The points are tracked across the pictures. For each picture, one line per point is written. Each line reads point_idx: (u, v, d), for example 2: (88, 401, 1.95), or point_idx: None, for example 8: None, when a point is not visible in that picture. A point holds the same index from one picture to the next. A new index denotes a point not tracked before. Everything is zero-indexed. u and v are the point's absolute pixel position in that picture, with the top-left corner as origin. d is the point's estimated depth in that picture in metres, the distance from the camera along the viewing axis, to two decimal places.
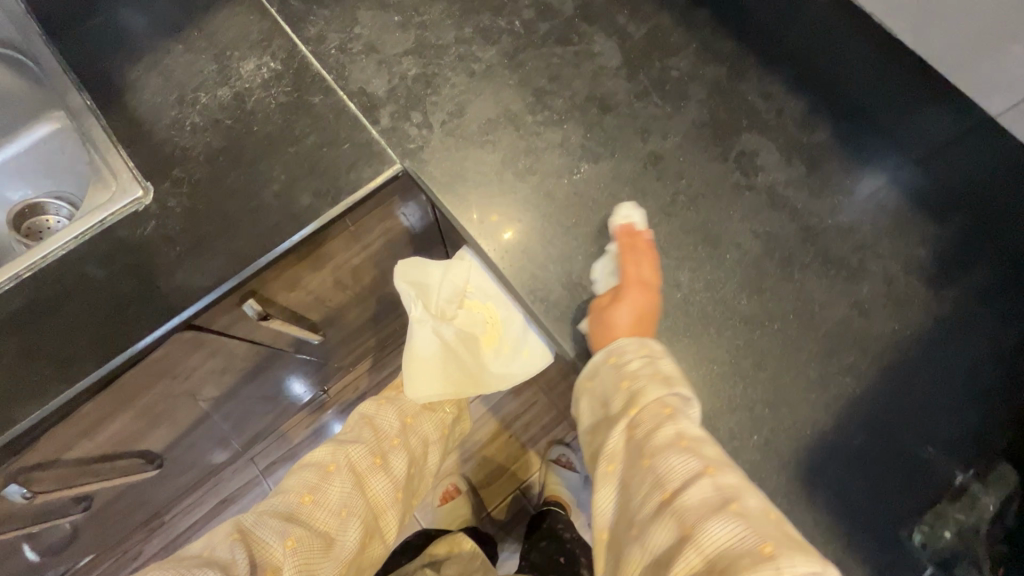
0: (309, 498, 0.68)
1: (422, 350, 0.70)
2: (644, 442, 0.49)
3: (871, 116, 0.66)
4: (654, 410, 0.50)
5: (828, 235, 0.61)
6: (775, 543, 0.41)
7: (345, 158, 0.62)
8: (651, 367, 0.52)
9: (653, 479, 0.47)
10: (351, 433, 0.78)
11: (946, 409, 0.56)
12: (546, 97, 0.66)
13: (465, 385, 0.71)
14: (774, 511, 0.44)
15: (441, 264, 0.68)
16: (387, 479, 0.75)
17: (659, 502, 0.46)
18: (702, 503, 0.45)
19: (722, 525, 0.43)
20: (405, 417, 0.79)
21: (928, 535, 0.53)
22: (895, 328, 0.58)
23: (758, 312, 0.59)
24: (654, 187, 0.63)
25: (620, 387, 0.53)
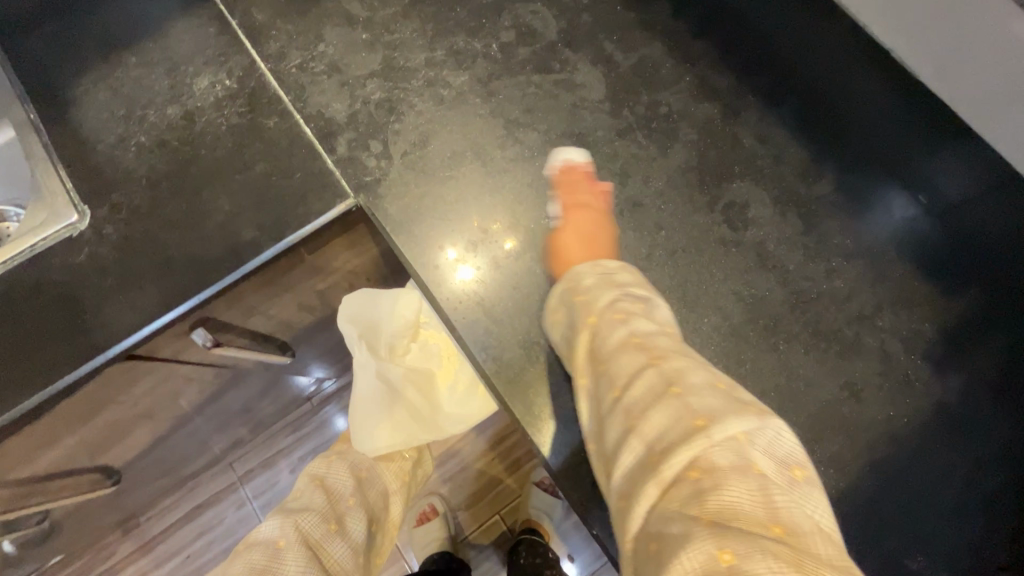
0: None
1: (367, 393, 0.66)
2: (598, 347, 0.45)
3: (882, 166, 0.59)
4: (607, 312, 0.47)
5: (821, 304, 0.55)
6: (714, 415, 0.37)
7: (294, 189, 0.57)
8: (617, 292, 0.49)
9: (605, 381, 0.44)
10: (299, 500, 0.74)
11: (942, 515, 0.50)
12: (519, 130, 0.60)
13: (416, 431, 0.68)
14: (722, 385, 0.41)
15: (390, 295, 0.67)
16: (346, 545, 0.70)
17: (609, 404, 0.43)
18: (644, 393, 0.41)
19: (663, 409, 0.39)
20: (360, 470, 0.78)
21: None
22: (888, 415, 0.52)
23: (735, 387, 0.53)
24: (628, 239, 0.57)
25: (580, 304, 0.49)
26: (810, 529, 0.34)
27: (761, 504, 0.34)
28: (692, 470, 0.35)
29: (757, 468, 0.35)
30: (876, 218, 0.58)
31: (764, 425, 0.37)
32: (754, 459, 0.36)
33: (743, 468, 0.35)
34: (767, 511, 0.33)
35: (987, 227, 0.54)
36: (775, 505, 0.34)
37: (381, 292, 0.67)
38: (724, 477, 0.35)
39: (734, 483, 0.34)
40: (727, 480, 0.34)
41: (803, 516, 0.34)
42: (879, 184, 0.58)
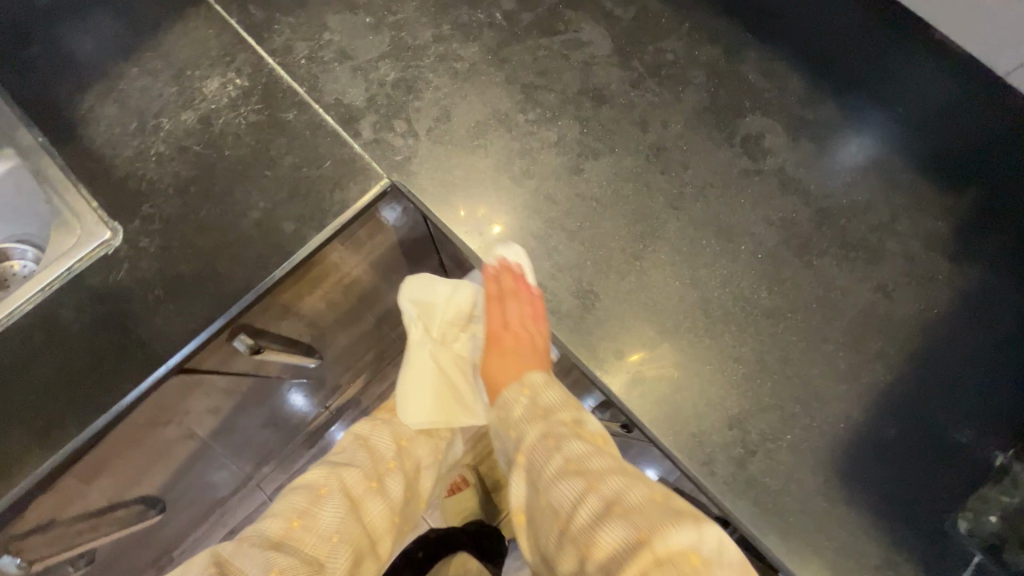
0: (298, 523, 0.62)
1: (415, 374, 0.68)
2: (538, 476, 0.52)
3: (866, 91, 0.62)
4: (539, 446, 0.53)
5: (844, 218, 0.59)
6: (653, 527, 0.44)
7: (326, 177, 0.57)
8: (531, 404, 0.55)
9: (550, 510, 0.51)
10: (343, 454, 0.71)
11: (978, 388, 0.54)
12: (536, 93, 0.61)
13: (456, 411, 0.69)
14: (659, 495, 0.48)
15: (449, 286, 0.68)
16: (384, 503, 0.69)
17: (558, 531, 0.50)
18: (590, 517, 0.48)
19: (608, 534, 0.46)
20: (400, 440, 0.73)
21: (973, 521, 0.51)
22: (919, 308, 0.56)
23: (779, 304, 0.56)
24: (658, 181, 0.59)
25: (514, 436, 0.55)
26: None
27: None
28: None
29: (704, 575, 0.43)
30: (884, 148, 0.61)
31: (705, 534, 0.44)
32: (698, 561, 0.43)
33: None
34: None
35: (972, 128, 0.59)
36: None
37: (440, 281, 0.67)
38: None
39: None
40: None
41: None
42: (882, 117, 0.62)
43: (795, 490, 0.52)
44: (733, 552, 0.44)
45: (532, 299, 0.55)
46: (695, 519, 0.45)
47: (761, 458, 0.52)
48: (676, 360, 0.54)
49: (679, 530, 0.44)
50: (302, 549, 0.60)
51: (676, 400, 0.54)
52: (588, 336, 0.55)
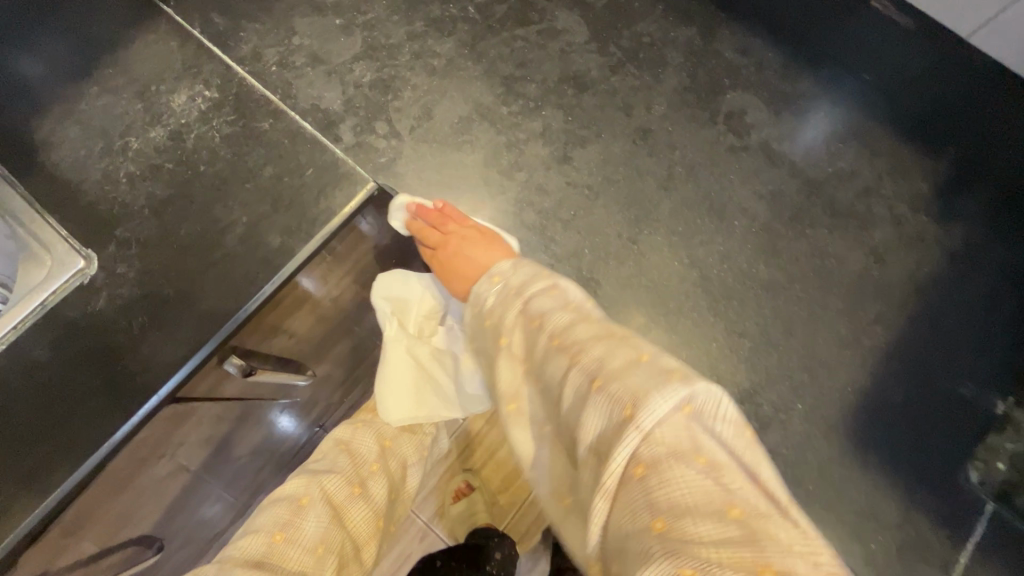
0: (281, 536, 0.65)
1: (393, 372, 0.70)
2: (530, 361, 0.42)
3: (836, 62, 0.63)
4: (517, 325, 0.44)
5: (831, 186, 0.60)
6: (637, 396, 0.34)
7: (309, 186, 0.55)
8: (504, 289, 0.46)
9: (543, 396, 0.41)
10: (324, 461, 0.76)
11: (974, 342, 0.55)
12: (516, 85, 0.61)
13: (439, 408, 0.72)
14: (647, 354, 0.37)
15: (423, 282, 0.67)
16: (368, 506, 0.74)
17: (555, 418, 0.41)
18: (572, 396, 0.38)
19: (594, 410, 0.36)
20: (383, 440, 0.78)
21: (983, 471, 0.52)
22: (912, 269, 0.57)
23: (777, 276, 0.56)
24: (648, 164, 0.59)
25: (492, 326, 0.46)
26: (765, 511, 0.31)
27: (713, 486, 0.32)
28: (637, 468, 0.33)
29: (698, 434, 0.33)
30: (862, 114, 0.62)
31: (693, 389, 0.34)
32: (687, 421, 0.34)
33: (682, 453, 0.33)
34: (722, 494, 0.31)
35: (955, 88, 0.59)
36: (727, 486, 0.32)
37: (413, 277, 0.66)
38: (669, 468, 0.32)
39: (678, 471, 0.32)
40: (669, 468, 0.32)
41: (741, 478, 0.33)
42: (854, 86, 0.63)
43: (811, 458, 0.52)
44: (731, 411, 0.35)
45: (440, 210, 0.55)
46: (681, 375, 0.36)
47: (775, 430, 0.52)
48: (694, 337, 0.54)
49: (661, 394, 0.34)
50: (291, 559, 0.63)
51: None
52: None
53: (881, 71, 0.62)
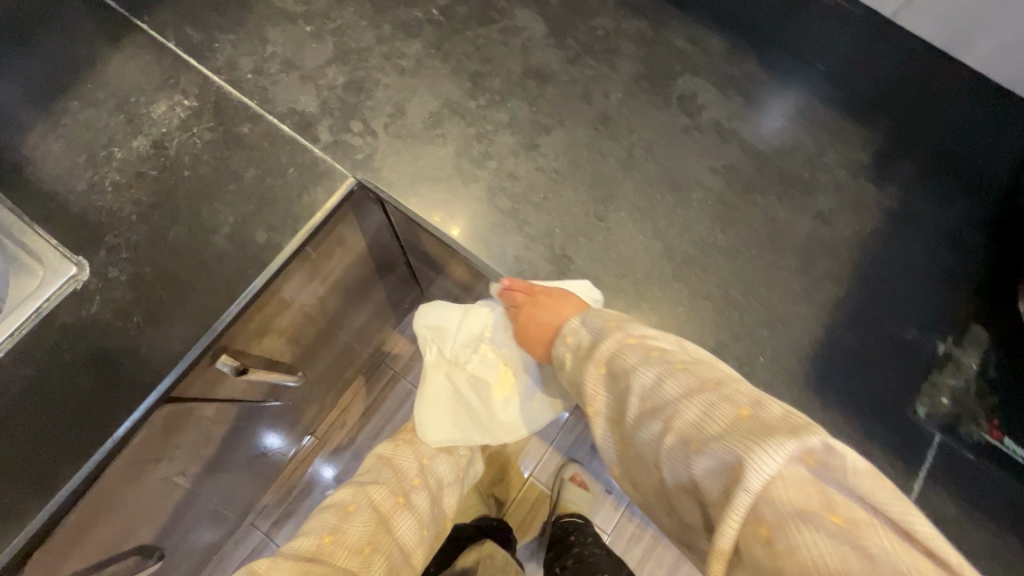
0: (329, 538, 0.76)
1: (435, 391, 0.84)
2: (626, 427, 0.46)
3: (774, 44, 0.68)
4: (608, 383, 0.47)
5: (778, 157, 0.65)
6: (741, 455, 0.35)
7: (291, 184, 0.58)
8: (579, 346, 0.50)
9: (647, 459, 0.44)
10: (370, 474, 0.89)
11: (915, 291, 0.61)
12: (482, 80, 0.64)
13: (474, 432, 0.82)
14: (746, 408, 0.38)
15: (460, 314, 0.80)
16: (414, 517, 0.83)
17: (663, 478, 0.43)
18: (678, 457, 0.40)
19: (704, 470, 0.37)
20: (423, 458, 0.88)
21: (930, 407, 0.57)
22: (855, 228, 0.63)
23: (734, 242, 0.61)
24: (610, 147, 0.63)
25: (579, 387, 0.50)
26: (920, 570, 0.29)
27: (850, 547, 0.30)
28: (762, 530, 0.33)
29: (826, 489, 0.33)
30: (802, 92, 0.68)
31: (804, 443, 0.33)
32: (808, 475, 0.33)
33: (808, 512, 0.32)
34: (860, 555, 0.30)
35: (884, 68, 0.62)
36: (868, 548, 0.30)
37: (451, 308, 0.80)
38: (795, 529, 0.32)
39: (804, 533, 0.31)
40: (794, 530, 0.32)
41: (889, 534, 0.31)
42: (789, 69, 0.68)
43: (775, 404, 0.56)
44: (863, 460, 0.33)
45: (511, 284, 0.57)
46: (791, 427, 0.35)
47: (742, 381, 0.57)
48: (661, 301, 0.59)
49: (769, 452, 0.33)
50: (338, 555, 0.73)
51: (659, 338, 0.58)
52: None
53: (817, 51, 0.66)
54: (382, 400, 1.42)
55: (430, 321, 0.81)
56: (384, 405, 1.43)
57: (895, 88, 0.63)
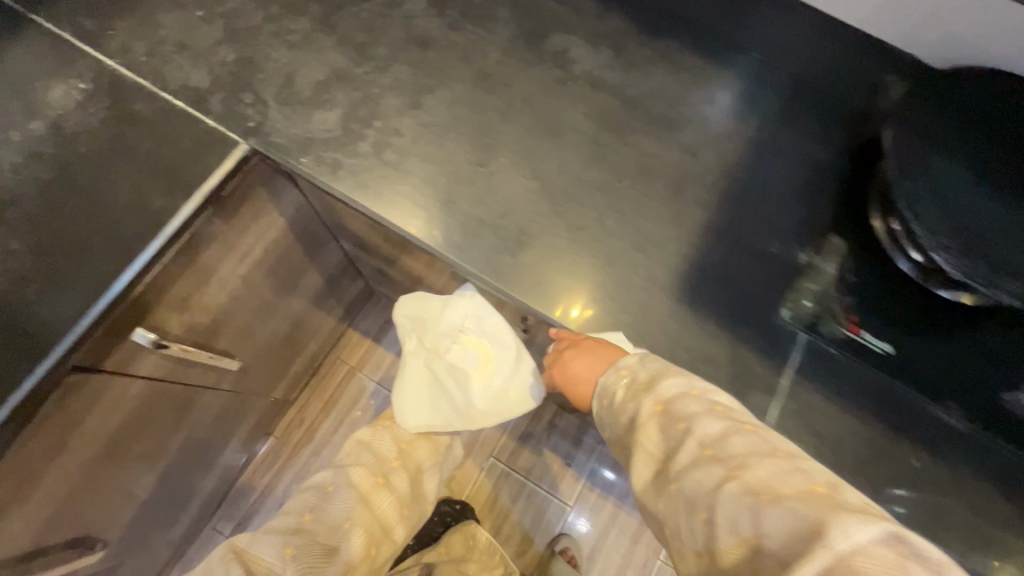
0: (308, 516, 0.93)
1: (414, 377, 0.99)
2: (671, 467, 0.51)
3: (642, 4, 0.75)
4: (664, 422, 0.53)
5: (646, 101, 0.70)
6: (822, 517, 0.38)
7: (186, 153, 0.62)
8: (632, 382, 0.57)
9: (685, 501, 0.48)
10: (352, 456, 1.04)
11: (778, 208, 0.66)
12: (367, 49, 0.69)
13: (451, 413, 0.98)
14: (821, 486, 0.42)
15: (439, 302, 0.91)
16: (391, 496, 0.98)
17: (701, 525, 0.46)
18: (738, 508, 0.44)
19: (771, 521, 0.41)
20: (402, 443, 1.04)
21: (793, 309, 0.62)
22: (720, 157, 0.68)
23: (606, 177, 0.66)
24: (488, 101, 0.68)
25: (627, 411, 0.57)
26: None
27: None
28: None
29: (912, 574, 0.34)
30: (668, 41, 0.73)
31: (894, 528, 0.36)
32: (898, 561, 0.35)
33: None
34: None
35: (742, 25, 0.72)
36: None
37: (432, 299, 0.91)
38: None
39: None
40: None
41: None
42: (659, 21, 0.74)
43: (649, 319, 0.61)
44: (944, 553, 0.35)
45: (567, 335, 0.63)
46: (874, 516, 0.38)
47: (617, 300, 0.61)
48: (543, 234, 0.63)
49: (858, 523, 0.36)
50: (316, 533, 0.88)
51: (541, 268, 0.62)
52: (451, 238, 0.62)
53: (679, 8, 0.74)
54: (339, 395, 1.45)
55: (412, 310, 0.94)
56: (342, 399, 1.45)
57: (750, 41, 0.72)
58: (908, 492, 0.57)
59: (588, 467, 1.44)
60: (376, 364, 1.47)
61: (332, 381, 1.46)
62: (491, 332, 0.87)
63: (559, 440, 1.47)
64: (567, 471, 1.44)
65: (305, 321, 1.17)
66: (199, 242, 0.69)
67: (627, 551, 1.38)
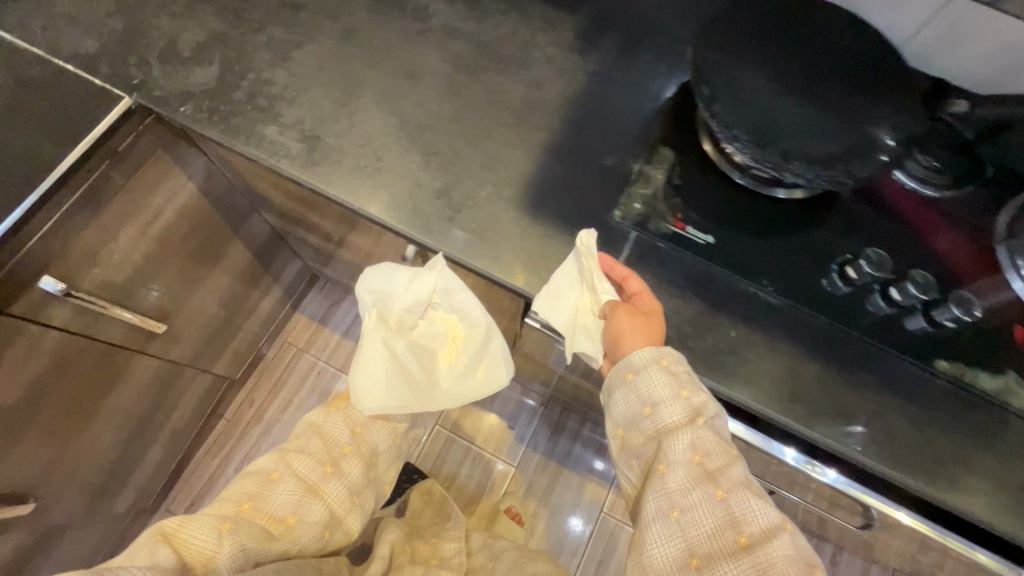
0: (249, 504, 0.63)
1: (370, 362, 0.72)
2: (718, 474, 0.56)
3: None
4: (720, 442, 0.58)
5: (497, 45, 0.78)
6: None
7: (75, 108, 0.71)
8: (696, 384, 0.61)
9: (726, 513, 0.54)
10: (298, 439, 0.72)
11: (614, 128, 0.74)
12: (243, 15, 0.77)
13: (415, 403, 0.73)
14: None
15: (407, 273, 0.72)
16: (343, 485, 0.69)
17: (730, 543, 0.53)
18: (775, 550, 0.51)
19: None
20: (355, 425, 0.74)
21: (625, 210, 0.69)
22: (563, 88, 0.76)
23: (458, 110, 0.74)
24: (353, 52, 0.76)
25: (678, 389, 0.59)
26: None
27: None
28: None
29: None
30: None
31: None
32: None
33: None
34: None
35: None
36: None
37: (398, 269, 0.72)
38: None
39: None
40: None
41: None
42: None
43: (495, 226, 0.68)
44: None
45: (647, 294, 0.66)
46: None
47: (465, 212, 0.69)
48: (400, 161, 0.70)
49: None
50: (257, 523, 0.62)
51: (397, 189, 0.69)
52: (315, 166, 0.69)
53: None
54: (288, 375, 1.50)
55: (374, 281, 0.72)
56: (291, 380, 1.50)
57: None
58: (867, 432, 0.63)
59: (531, 429, 1.50)
60: (323, 344, 1.53)
61: (280, 363, 1.51)
62: (459, 307, 0.73)
63: (503, 405, 1.53)
64: (511, 434, 1.50)
65: (240, 295, 1.23)
66: (100, 194, 0.77)
67: (569, 505, 1.44)
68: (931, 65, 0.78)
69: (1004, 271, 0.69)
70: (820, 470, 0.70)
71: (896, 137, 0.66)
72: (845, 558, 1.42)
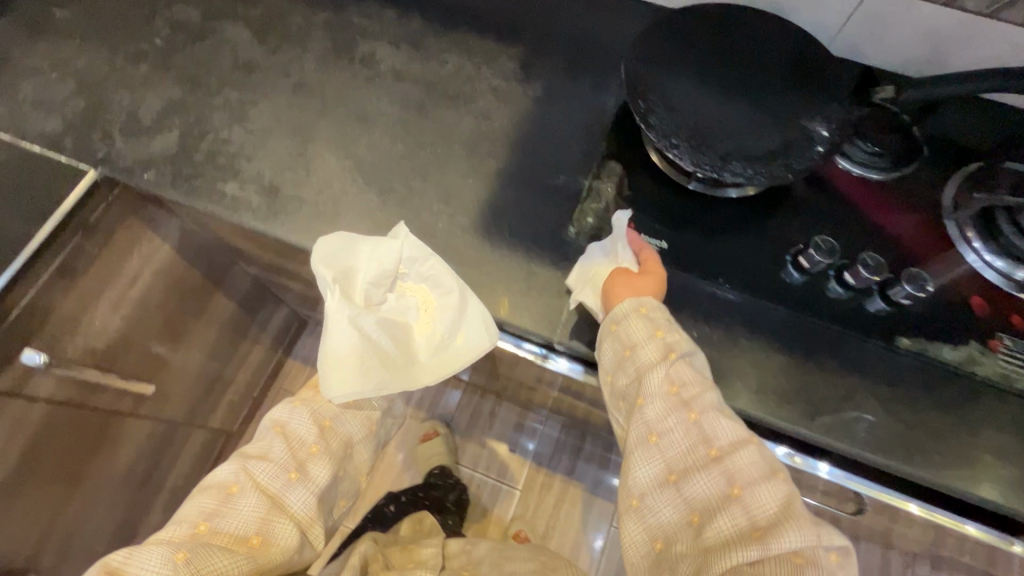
0: (206, 525, 0.63)
1: (338, 342, 0.67)
2: (692, 399, 0.58)
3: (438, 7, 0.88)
4: (696, 372, 0.60)
5: (444, 82, 0.82)
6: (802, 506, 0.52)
7: (43, 186, 0.74)
8: (674, 327, 0.62)
9: (699, 433, 0.57)
10: (262, 442, 0.72)
11: (561, 148, 0.77)
12: (200, 80, 0.81)
13: (389, 381, 0.68)
14: None
15: (370, 244, 0.68)
16: (308, 492, 0.69)
17: (704, 458, 0.56)
18: (741, 462, 0.55)
19: (771, 487, 0.53)
20: (322, 419, 0.74)
21: (579, 226, 0.71)
22: (510, 116, 0.79)
23: (410, 147, 0.77)
24: (306, 104, 0.79)
25: (659, 344, 0.60)
26: None
27: None
28: (799, 558, 0.49)
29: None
30: (460, 32, 0.86)
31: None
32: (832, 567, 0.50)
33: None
34: None
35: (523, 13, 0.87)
36: None
37: (360, 240, 0.68)
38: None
39: None
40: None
41: None
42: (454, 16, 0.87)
43: (453, 254, 0.70)
44: None
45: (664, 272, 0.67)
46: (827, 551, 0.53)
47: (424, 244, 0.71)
48: (357, 202, 0.73)
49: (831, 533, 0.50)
50: (215, 545, 0.61)
51: (356, 229, 0.71)
52: (275, 216, 0.72)
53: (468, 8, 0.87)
54: None
55: (334, 257, 0.67)
56: None
57: (527, 21, 0.87)
58: (875, 419, 0.64)
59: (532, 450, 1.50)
60: None
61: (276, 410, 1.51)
62: (428, 275, 0.68)
63: (501, 428, 1.53)
64: (512, 458, 1.49)
65: (228, 348, 1.25)
66: (74, 264, 0.80)
67: (577, 523, 1.42)
68: (864, 55, 0.84)
69: (955, 244, 0.71)
70: (808, 463, 0.72)
71: (830, 128, 0.69)
72: (863, 549, 1.38)
